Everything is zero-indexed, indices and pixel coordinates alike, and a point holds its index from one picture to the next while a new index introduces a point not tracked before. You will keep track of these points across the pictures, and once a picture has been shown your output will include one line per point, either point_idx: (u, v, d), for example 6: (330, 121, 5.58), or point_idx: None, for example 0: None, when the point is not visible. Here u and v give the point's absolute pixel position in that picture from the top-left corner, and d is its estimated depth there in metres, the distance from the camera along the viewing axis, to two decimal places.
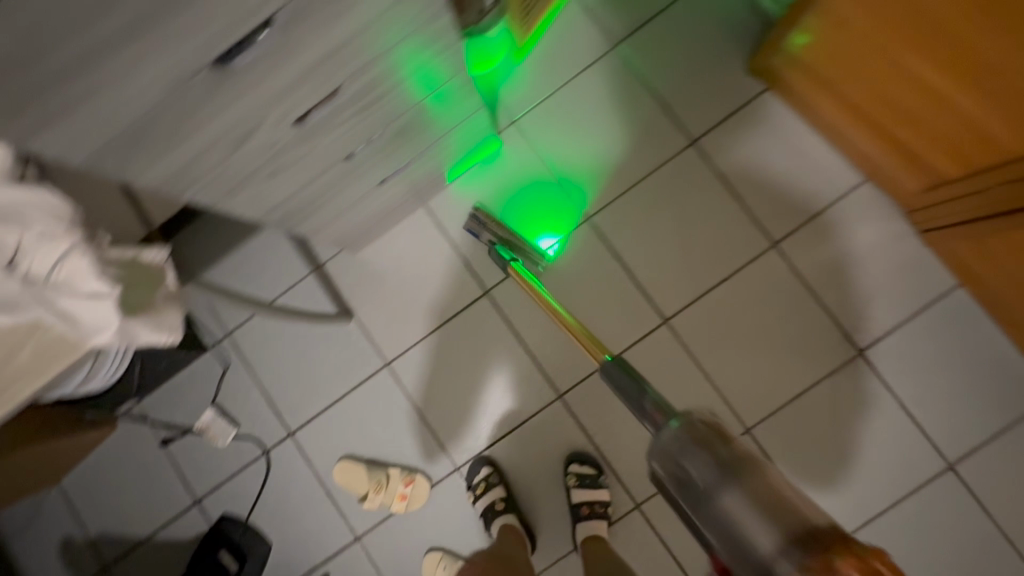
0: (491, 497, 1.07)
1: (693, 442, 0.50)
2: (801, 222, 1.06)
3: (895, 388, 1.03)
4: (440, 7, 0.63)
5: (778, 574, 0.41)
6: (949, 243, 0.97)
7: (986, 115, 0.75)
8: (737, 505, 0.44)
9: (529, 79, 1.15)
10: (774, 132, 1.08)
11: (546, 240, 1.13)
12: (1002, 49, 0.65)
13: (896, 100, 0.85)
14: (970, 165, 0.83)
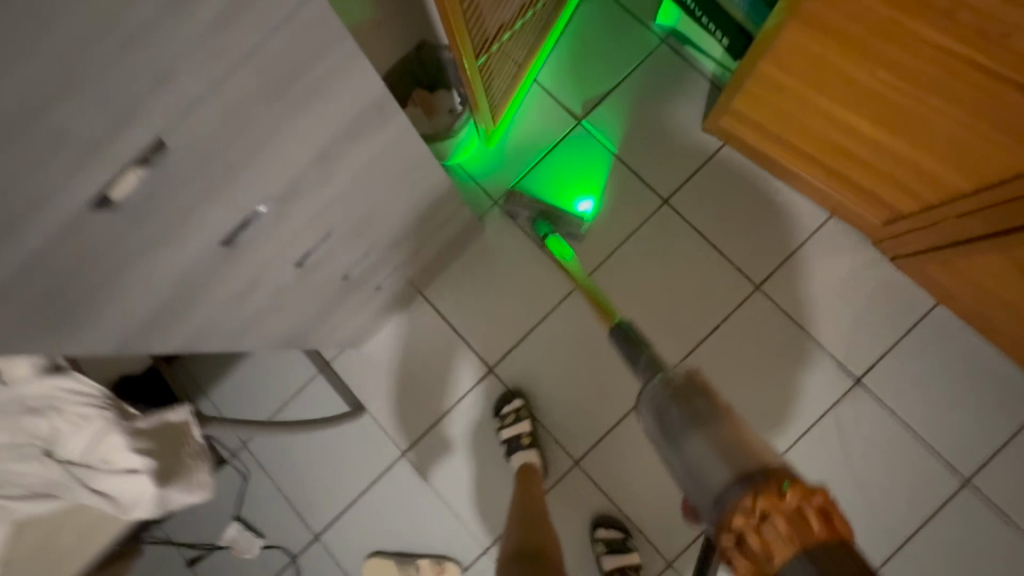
0: (519, 429, 1.10)
1: (682, 391, 0.59)
2: (778, 264, 1.12)
3: (897, 412, 1.06)
4: (418, 146, 0.70)
5: (720, 500, 0.48)
6: (919, 267, 1.03)
7: (928, 161, 0.82)
8: (698, 444, 0.53)
9: (504, 161, 1.21)
10: (739, 183, 1.15)
11: (583, 202, 1.18)
12: (929, 107, 0.72)
13: (846, 149, 0.92)
14: (923, 202, 0.90)
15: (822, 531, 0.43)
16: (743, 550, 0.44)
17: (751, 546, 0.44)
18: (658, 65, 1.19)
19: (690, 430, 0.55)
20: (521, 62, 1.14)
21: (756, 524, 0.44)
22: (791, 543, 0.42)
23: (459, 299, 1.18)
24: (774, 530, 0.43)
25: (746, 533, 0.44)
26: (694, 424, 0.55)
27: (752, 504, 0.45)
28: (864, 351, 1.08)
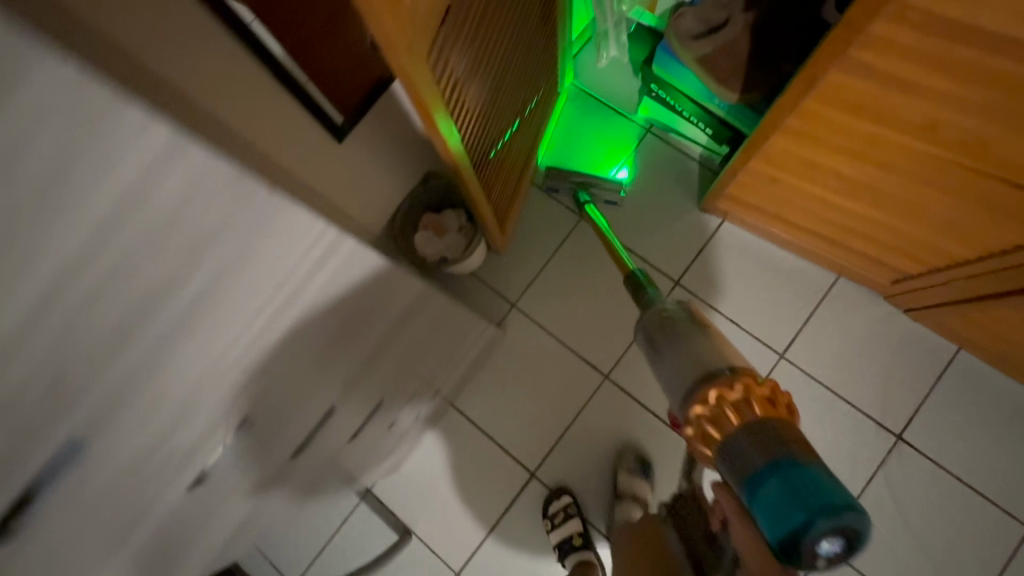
0: (570, 530, 1.08)
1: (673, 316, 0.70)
2: (797, 330, 1.14)
3: (945, 464, 1.05)
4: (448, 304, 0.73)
5: (688, 400, 0.60)
6: (936, 318, 1.04)
7: (928, 234, 0.85)
8: (678, 354, 0.65)
9: (513, 264, 1.24)
10: (744, 255, 1.18)
11: (618, 170, 1.25)
12: (921, 195, 0.76)
13: (847, 224, 0.95)
14: (929, 264, 0.93)
15: (762, 409, 0.55)
16: (700, 428, 0.58)
17: (709, 428, 0.57)
18: (647, 154, 1.25)
19: (677, 352, 0.65)
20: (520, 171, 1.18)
21: (710, 409, 0.58)
22: (736, 419, 0.55)
23: (491, 406, 1.19)
24: (723, 411, 0.56)
25: (701, 418, 0.58)
26: (677, 342, 0.67)
27: (705, 395, 0.59)
28: (899, 406, 1.08)
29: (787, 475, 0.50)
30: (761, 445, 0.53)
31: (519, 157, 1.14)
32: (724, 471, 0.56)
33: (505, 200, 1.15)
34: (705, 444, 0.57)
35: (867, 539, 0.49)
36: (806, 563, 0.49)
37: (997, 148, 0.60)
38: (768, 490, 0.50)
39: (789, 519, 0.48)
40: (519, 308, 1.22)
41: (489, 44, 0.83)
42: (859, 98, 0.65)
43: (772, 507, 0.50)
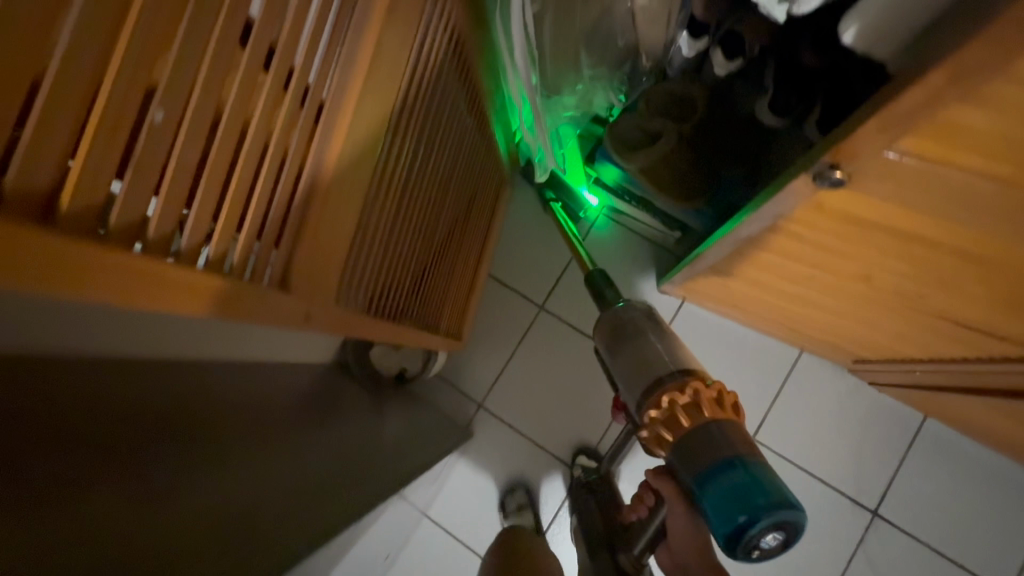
0: None
1: (632, 317, 0.78)
2: (767, 408, 1.12)
3: (921, 536, 1.05)
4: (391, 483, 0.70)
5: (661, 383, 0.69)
6: (899, 393, 1.04)
7: (880, 334, 0.84)
8: (649, 341, 0.74)
9: (476, 361, 1.21)
10: (709, 331, 1.16)
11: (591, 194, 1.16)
12: (865, 308, 0.76)
13: (808, 318, 0.93)
14: (885, 353, 0.92)
15: (727, 411, 0.65)
16: (665, 416, 0.66)
17: (669, 426, 0.66)
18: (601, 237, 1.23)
19: (638, 351, 0.74)
20: (476, 268, 1.12)
21: (670, 408, 0.67)
22: (700, 416, 0.64)
23: (465, 514, 1.16)
24: (681, 413, 0.65)
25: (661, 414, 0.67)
26: (633, 344, 0.75)
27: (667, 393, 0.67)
28: (872, 481, 1.08)
29: (738, 476, 0.60)
30: (722, 441, 0.62)
31: (469, 266, 1.08)
32: (685, 456, 0.64)
33: (465, 305, 1.11)
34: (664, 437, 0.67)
35: (800, 533, 0.59)
36: (744, 551, 0.59)
37: (934, 298, 0.60)
38: (717, 486, 0.60)
39: (734, 513, 0.58)
40: (485, 407, 1.19)
41: (427, 208, 0.76)
42: (796, 241, 0.64)
43: (721, 500, 0.59)
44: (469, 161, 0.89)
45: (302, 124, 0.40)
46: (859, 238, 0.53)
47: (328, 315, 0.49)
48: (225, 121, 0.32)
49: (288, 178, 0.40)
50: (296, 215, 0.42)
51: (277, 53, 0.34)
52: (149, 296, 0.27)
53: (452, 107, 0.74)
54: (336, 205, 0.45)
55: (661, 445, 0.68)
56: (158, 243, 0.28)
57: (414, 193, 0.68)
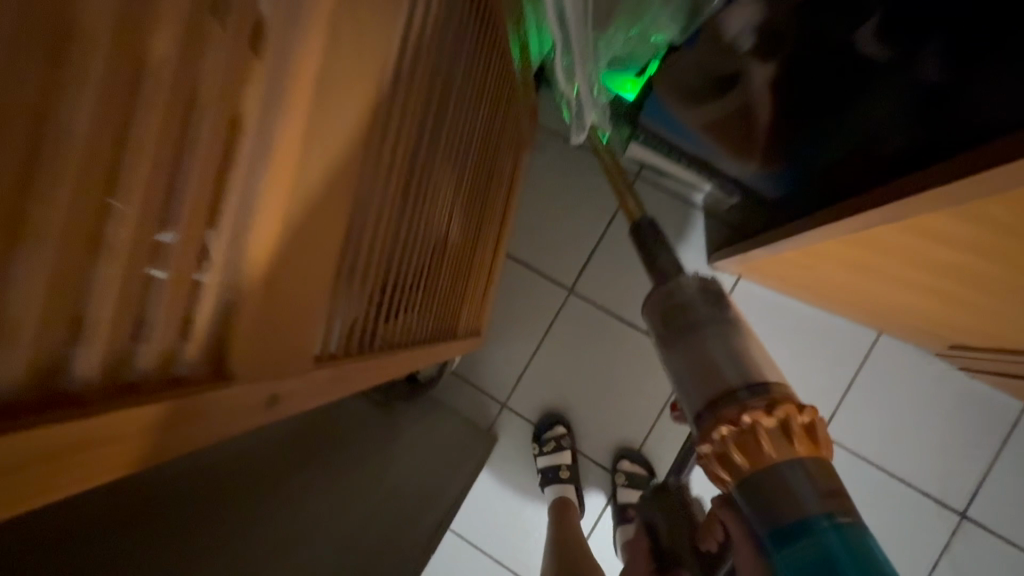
0: None
1: (690, 296, 0.51)
2: (839, 399, 0.97)
3: (1013, 541, 0.93)
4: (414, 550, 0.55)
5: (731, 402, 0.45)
6: (1002, 384, 0.89)
7: (1014, 329, 0.67)
8: (711, 341, 0.48)
9: (499, 353, 1.05)
10: (772, 312, 0.99)
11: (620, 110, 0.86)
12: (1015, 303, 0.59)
13: (911, 304, 0.76)
14: (1005, 346, 0.76)
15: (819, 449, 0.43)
16: (743, 443, 0.43)
17: (739, 457, 0.43)
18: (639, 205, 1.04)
19: (699, 354, 0.48)
20: (495, 245, 0.93)
21: (745, 430, 0.43)
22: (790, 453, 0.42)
23: (492, 527, 1.03)
24: (761, 441, 0.42)
25: (733, 438, 0.43)
26: (691, 340, 0.49)
27: (741, 409, 0.43)
28: (960, 480, 0.94)
29: (836, 544, 0.39)
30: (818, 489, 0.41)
31: (489, 248, 0.90)
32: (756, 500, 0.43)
33: (479, 295, 0.91)
34: (727, 468, 0.44)
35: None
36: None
37: None
38: (801, 551, 0.39)
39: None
40: (510, 408, 1.05)
41: (440, 190, 0.57)
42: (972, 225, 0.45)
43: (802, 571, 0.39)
44: (489, 121, 0.69)
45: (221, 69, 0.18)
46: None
47: (309, 387, 0.32)
48: None
49: (199, 206, 0.19)
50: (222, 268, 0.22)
51: None
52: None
53: (469, 48, 0.53)
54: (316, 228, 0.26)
55: (717, 475, 0.46)
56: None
57: (421, 173, 0.49)
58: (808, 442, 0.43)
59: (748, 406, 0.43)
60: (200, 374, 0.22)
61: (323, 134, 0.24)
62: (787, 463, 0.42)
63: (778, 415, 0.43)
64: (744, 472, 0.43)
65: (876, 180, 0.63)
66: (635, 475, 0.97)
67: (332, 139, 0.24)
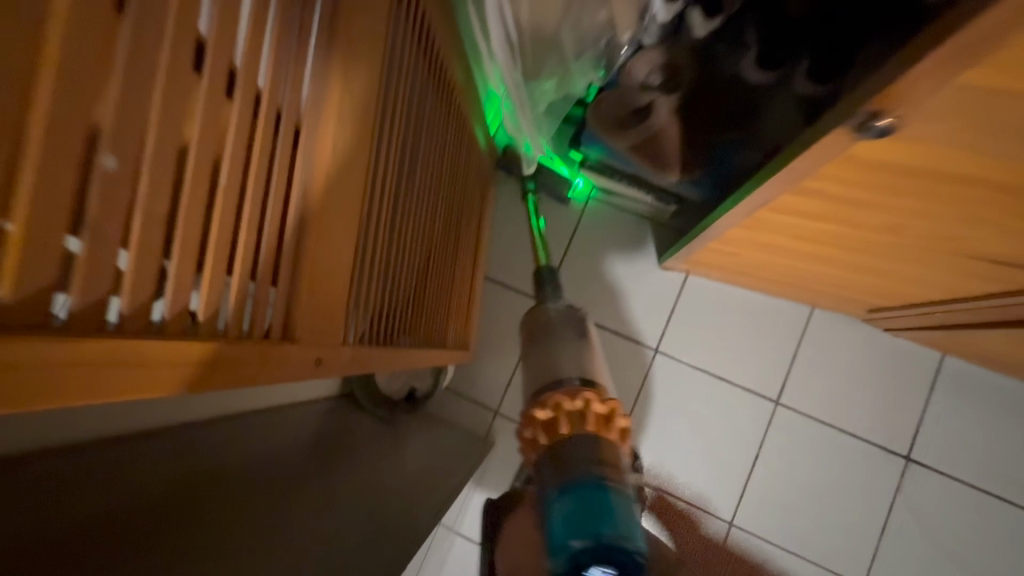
0: None
1: (552, 319, 0.59)
2: (787, 370, 1.10)
3: (953, 473, 1.05)
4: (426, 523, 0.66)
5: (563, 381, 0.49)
6: (917, 336, 1.03)
7: (898, 284, 0.82)
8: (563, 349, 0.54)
9: (486, 366, 1.17)
10: (718, 298, 1.13)
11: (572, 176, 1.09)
12: (884, 261, 0.74)
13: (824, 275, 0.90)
14: (901, 300, 0.90)
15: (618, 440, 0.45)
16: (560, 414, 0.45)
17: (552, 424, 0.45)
18: (580, 243, 1.16)
19: (547, 355, 0.54)
20: (472, 271, 1.07)
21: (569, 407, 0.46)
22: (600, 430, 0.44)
23: None
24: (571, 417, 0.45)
25: (551, 410, 0.46)
26: (543, 346, 0.55)
27: (568, 390, 0.47)
28: (901, 427, 1.07)
29: (610, 486, 0.40)
30: (602, 454, 0.42)
31: (466, 272, 1.04)
32: (550, 470, 0.42)
33: (459, 314, 1.01)
34: (539, 438, 0.45)
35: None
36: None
37: (967, 244, 0.57)
38: (577, 490, 0.40)
39: (607, 530, 0.37)
40: (504, 414, 1.15)
41: (420, 220, 0.71)
42: (815, 207, 0.61)
43: (571, 508, 0.39)
44: (453, 164, 0.83)
45: (279, 167, 0.34)
46: (912, 189, 0.48)
47: (341, 360, 0.44)
48: (149, 181, 0.23)
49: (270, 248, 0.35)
50: (287, 281, 0.37)
51: (238, 99, 0.29)
52: (132, 382, 0.22)
53: (430, 103, 0.67)
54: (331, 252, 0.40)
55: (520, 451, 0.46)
56: (136, 317, 0.24)
57: (403, 207, 0.63)
58: (616, 437, 0.45)
59: (577, 391, 0.47)
60: (275, 337, 0.35)
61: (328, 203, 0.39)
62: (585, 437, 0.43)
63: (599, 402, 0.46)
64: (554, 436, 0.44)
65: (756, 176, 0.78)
66: None
67: (338, 200, 0.40)
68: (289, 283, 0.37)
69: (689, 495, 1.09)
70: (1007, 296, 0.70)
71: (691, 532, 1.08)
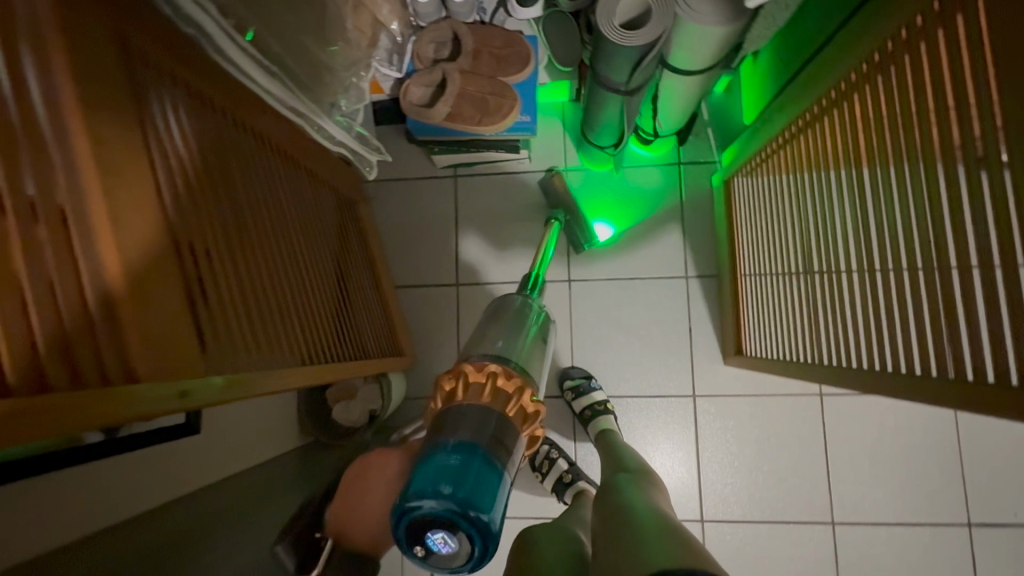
0: (557, 471, 1.12)
1: (498, 310, 0.76)
2: (682, 248, 1.21)
3: None
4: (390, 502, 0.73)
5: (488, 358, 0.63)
6: None
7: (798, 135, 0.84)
8: None
9: (430, 357, 1.26)
10: (599, 215, 1.24)
11: (603, 225, 1.23)
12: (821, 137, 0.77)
13: (785, 234, 0.91)
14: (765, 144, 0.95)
15: (512, 411, 0.58)
16: (475, 379, 0.58)
17: (461, 388, 0.58)
18: (468, 221, 1.27)
19: (474, 341, 0.69)
20: (375, 283, 1.15)
21: (484, 379, 0.58)
22: (501, 400, 0.57)
23: None
24: (489, 388, 0.58)
25: (475, 374, 0.58)
26: (483, 329, 0.72)
27: (499, 368, 0.59)
28: None
29: (459, 454, 0.51)
30: (482, 411, 0.55)
31: (368, 288, 1.12)
32: (444, 415, 0.56)
33: (375, 325, 1.10)
34: (454, 389, 0.58)
35: (479, 553, 0.48)
36: (409, 538, 0.48)
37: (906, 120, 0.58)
38: (430, 459, 0.51)
39: (437, 481, 0.47)
40: None
41: (275, 259, 0.78)
42: None
43: (424, 470, 0.50)
44: (301, 202, 0.90)
45: (51, 249, 0.39)
46: None
47: (209, 387, 0.50)
48: None
49: (76, 315, 0.40)
50: (112, 336, 0.42)
51: None
52: None
53: (241, 160, 0.72)
54: (154, 306, 0.45)
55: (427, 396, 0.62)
56: None
57: (246, 247, 0.70)
58: (511, 412, 0.57)
59: (495, 370, 0.59)
60: (117, 379, 0.41)
61: (128, 269, 0.44)
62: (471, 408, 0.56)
63: (508, 387, 0.58)
64: (456, 398, 0.57)
65: (846, 246, 0.72)
66: (579, 385, 1.15)
67: (138, 260, 0.45)
68: (113, 338, 0.42)
69: (648, 389, 1.19)
70: (819, 124, 0.77)
71: (662, 424, 1.17)
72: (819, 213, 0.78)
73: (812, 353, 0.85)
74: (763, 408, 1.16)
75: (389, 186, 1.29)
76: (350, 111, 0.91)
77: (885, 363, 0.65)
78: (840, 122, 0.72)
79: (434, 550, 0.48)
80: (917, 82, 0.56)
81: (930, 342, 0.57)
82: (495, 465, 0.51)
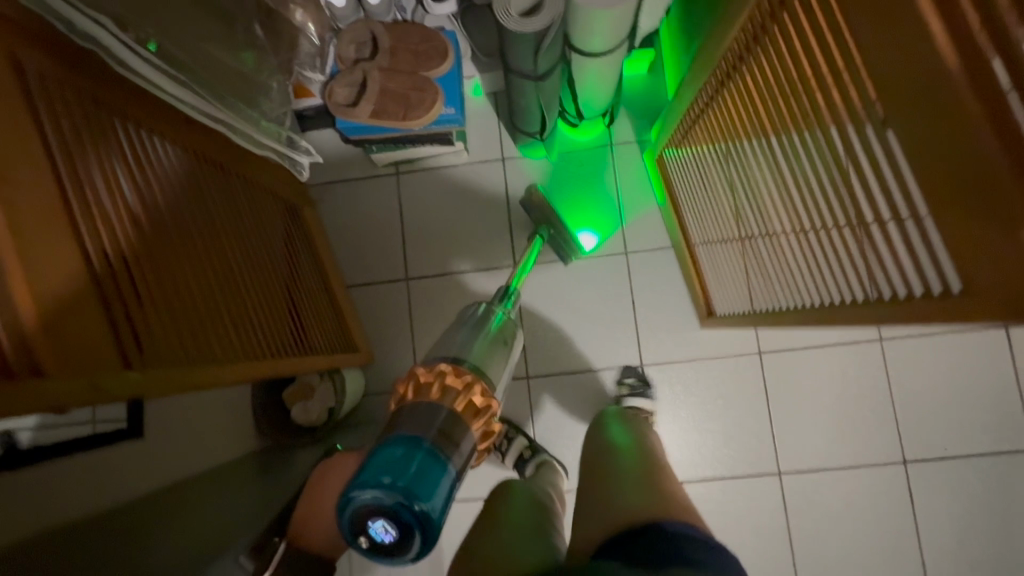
0: (517, 449, 1.16)
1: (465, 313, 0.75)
2: (621, 224, 1.26)
3: None
4: None
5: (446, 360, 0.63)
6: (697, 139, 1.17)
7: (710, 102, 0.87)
8: None
9: (387, 352, 1.29)
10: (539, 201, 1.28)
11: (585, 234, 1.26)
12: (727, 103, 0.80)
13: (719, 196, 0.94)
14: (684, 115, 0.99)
15: (462, 407, 0.57)
16: (426, 381, 0.58)
17: (413, 390, 0.58)
18: (413, 216, 1.30)
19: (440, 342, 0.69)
20: (323, 284, 1.18)
21: (433, 379, 0.58)
22: (451, 399, 0.57)
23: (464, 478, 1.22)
24: (438, 387, 0.58)
25: (425, 377, 0.58)
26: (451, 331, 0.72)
27: (448, 366, 0.60)
28: None
29: (404, 446, 0.52)
30: (432, 410, 0.55)
31: (316, 289, 1.14)
32: (395, 414, 0.57)
33: (325, 324, 1.12)
34: (406, 393, 0.58)
35: (417, 542, 0.52)
36: (354, 527, 0.52)
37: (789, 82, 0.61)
38: (379, 450, 0.53)
39: (379, 473, 0.50)
40: None
41: (205, 263, 0.79)
42: None
43: (372, 461, 0.52)
44: (233, 209, 0.91)
45: None
46: None
47: (124, 383, 0.53)
48: None
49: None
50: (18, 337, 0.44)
51: None
52: None
53: (157, 169, 0.73)
54: (59, 308, 0.48)
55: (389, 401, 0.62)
56: None
57: (171, 252, 0.71)
58: (462, 408, 0.57)
59: (444, 368, 0.59)
60: (20, 374, 0.43)
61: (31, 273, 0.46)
62: (422, 407, 0.56)
63: (456, 382, 0.58)
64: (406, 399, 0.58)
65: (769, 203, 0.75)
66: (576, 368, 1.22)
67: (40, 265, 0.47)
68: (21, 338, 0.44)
69: (597, 363, 1.23)
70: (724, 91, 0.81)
71: (614, 395, 1.22)
72: (741, 173, 0.81)
73: (777, 301, 0.87)
74: (706, 371, 1.21)
75: (331, 189, 1.31)
76: (276, 117, 0.93)
77: (836, 300, 0.67)
78: (740, 88, 0.75)
79: (376, 538, 0.52)
80: (794, 46, 0.58)
81: (861, 275, 0.59)
82: (438, 455, 0.53)
